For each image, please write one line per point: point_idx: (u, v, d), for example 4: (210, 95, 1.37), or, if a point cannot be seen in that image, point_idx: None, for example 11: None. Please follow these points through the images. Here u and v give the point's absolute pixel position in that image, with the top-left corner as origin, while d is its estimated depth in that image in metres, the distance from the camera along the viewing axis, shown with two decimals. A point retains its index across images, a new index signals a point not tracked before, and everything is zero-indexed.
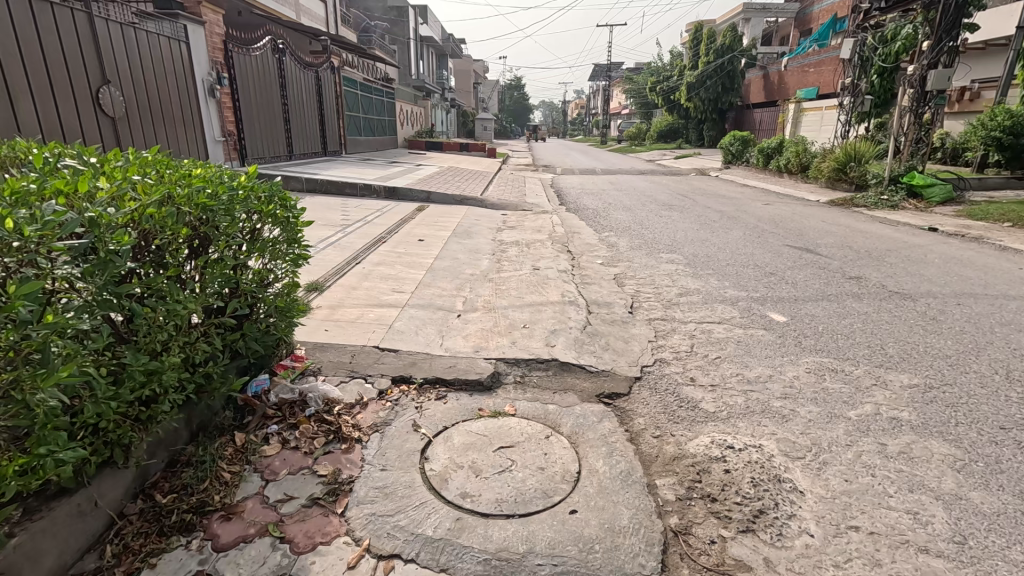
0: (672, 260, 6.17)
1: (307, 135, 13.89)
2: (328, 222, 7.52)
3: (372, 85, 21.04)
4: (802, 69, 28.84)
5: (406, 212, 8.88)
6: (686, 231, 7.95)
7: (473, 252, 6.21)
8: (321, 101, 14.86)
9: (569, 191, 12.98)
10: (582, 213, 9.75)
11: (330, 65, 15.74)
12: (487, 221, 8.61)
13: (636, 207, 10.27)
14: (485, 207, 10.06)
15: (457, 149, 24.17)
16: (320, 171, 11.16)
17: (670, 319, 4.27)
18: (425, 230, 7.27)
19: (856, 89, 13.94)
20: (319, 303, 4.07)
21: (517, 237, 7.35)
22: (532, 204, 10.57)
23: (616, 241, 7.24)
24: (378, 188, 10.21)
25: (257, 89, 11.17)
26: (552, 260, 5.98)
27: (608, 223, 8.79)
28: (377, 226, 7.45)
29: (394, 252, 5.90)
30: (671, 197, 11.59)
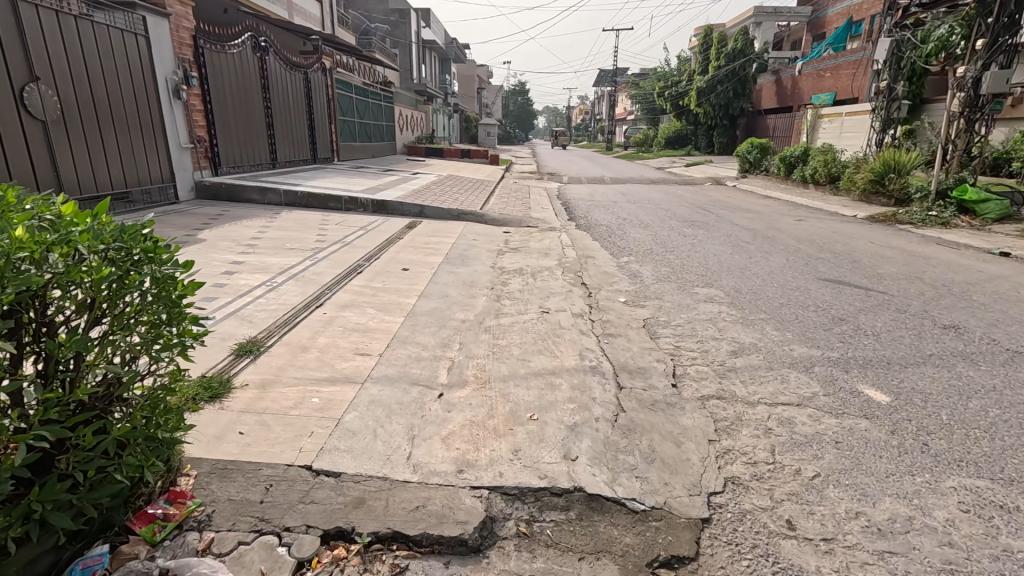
0: (711, 297, 5.03)
1: (294, 142, 12.83)
2: (301, 243, 6.42)
3: (370, 89, 20.05)
4: (817, 73, 27.80)
5: (394, 230, 7.77)
6: (718, 255, 6.82)
7: (467, 287, 5.09)
8: (311, 105, 13.82)
9: (577, 203, 11.89)
10: (595, 231, 8.65)
11: (321, 66, 14.72)
12: (486, 241, 7.49)
13: (655, 223, 9.16)
14: (485, 223, 8.97)
15: (458, 156, 23.12)
16: (304, 182, 10.08)
17: (729, 398, 3.14)
18: (413, 255, 6.15)
19: (891, 93, 12.83)
20: (244, 377, 2.93)
21: (522, 264, 6.23)
22: (537, 219, 9.48)
23: (638, 269, 6.11)
24: (364, 201, 9.11)
25: (234, 90, 10.12)
26: (565, 299, 4.84)
27: (625, 244, 7.68)
28: (357, 249, 6.34)
29: (371, 288, 4.77)
30: (691, 212, 10.49)
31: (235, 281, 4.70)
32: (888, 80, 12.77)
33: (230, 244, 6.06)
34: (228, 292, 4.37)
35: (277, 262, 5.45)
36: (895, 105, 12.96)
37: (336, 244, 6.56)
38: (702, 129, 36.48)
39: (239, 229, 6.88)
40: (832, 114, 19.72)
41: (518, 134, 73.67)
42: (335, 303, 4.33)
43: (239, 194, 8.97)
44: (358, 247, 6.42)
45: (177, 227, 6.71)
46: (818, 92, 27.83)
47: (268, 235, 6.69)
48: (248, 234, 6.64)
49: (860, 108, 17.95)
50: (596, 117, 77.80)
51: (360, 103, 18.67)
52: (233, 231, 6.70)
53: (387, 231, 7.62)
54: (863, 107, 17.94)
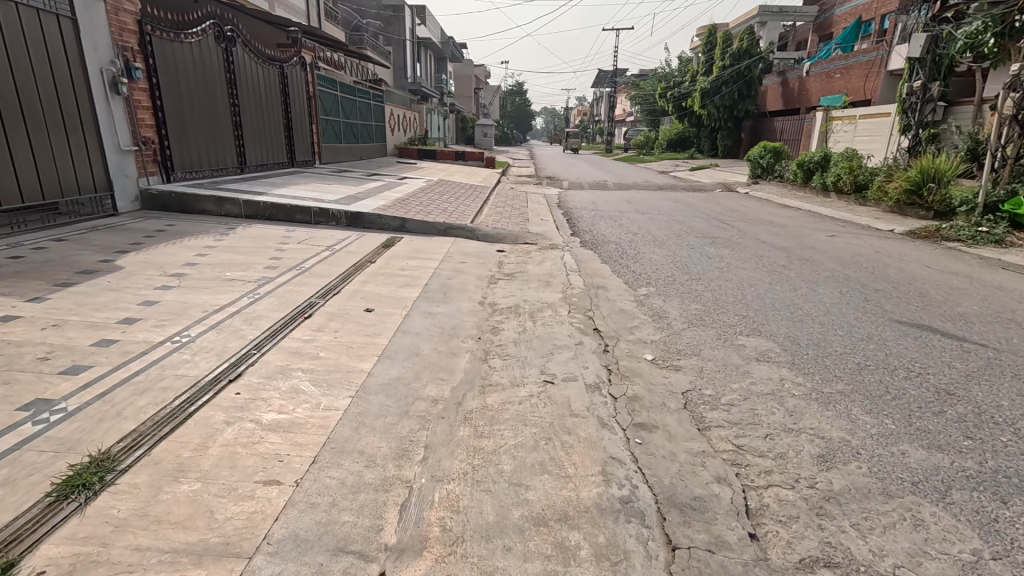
0: (763, 355, 3.85)
1: (268, 144, 11.63)
2: (248, 270, 5.22)
3: (358, 87, 18.84)
4: (827, 74, 26.80)
5: (368, 250, 6.58)
6: (755, 285, 5.67)
7: (447, 339, 3.89)
8: (288, 103, 12.61)
9: (581, 214, 10.74)
10: (603, 250, 7.49)
11: (301, 61, 13.50)
12: (476, 265, 6.32)
13: (671, 240, 8.01)
14: (476, 239, 7.81)
15: (453, 158, 21.89)
16: (271, 189, 8.88)
17: (845, 567, 1.96)
18: (384, 288, 4.97)
19: (925, 94, 11.77)
20: (46, 556, 1.73)
21: (519, 300, 5.04)
22: (536, 234, 8.32)
23: (662, 307, 4.94)
24: (337, 213, 7.91)
25: (192, 85, 8.92)
26: (574, 359, 3.66)
27: (640, 267, 6.53)
28: (317, 278, 5.15)
29: (317, 343, 3.59)
30: (709, 225, 9.34)
31: (132, 334, 3.49)
32: (922, 78, 11.70)
33: (155, 272, 4.86)
34: (112, 356, 3.17)
35: (205, 301, 4.25)
36: (928, 107, 11.93)
37: (292, 270, 5.37)
38: (705, 131, 35.38)
39: (176, 250, 5.68)
40: (846, 116, 18.63)
41: (516, 135, 72.49)
42: (260, 372, 3.13)
43: (193, 205, 7.78)
44: (318, 275, 5.24)
45: (98, 248, 5.50)
46: (827, 94, 26.81)
47: (211, 258, 5.50)
48: (184, 257, 5.45)
49: (878, 109, 16.84)
50: (595, 118, 76.65)
51: (347, 102, 17.42)
52: (167, 254, 5.51)
53: (359, 251, 6.45)
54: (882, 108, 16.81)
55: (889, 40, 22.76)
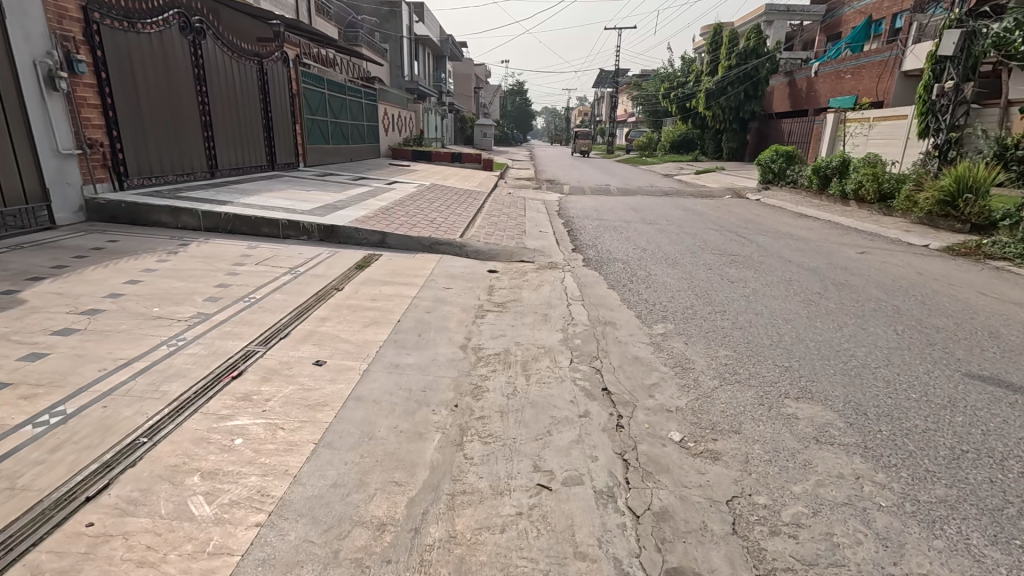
0: (823, 434, 2.96)
1: (243, 146, 10.72)
2: (183, 302, 4.32)
3: (348, 85, 17.92)
4: (837, 75, 25.92)
5: (338, 272, 5.69)
6: (793, 321, 4.77)
7: (412, 410, 3.00)
8: (268, 102, 11.69)
9: (584, 224, 9.85)
10: (610, 270, 6.59)
11: (283, 56, 12.57)
12: (463, 291, 5.42)
13: (685, 259, 7.11)
14: (466, 256, 6.92)
15: (448, 160, 20.95)
16: (239, 198, 7.98)
17: None
18: (345, 329, 4.07)
19: (958, 95, 10.86)
20: None
21: (509, 343, 4.14)
22: (534, 250, 7.42)
23: (683, 353, 4.05)
24: (309, 226, 7.01)
25: (153, 82, 8.02)
26: (578, 443, 2.77)
27: (654, 293, 5.63)
28: (265, 313, 4.26)
29: (235, 425, 2.70)
30: (725, 240, 8.44)
31: None
32: (955, 78, 10.79)
33: (63, 308, 3.97)
34: None
35: (109, 352, 3.35)
36: (959, 110, 11.02)
37: (238, 302, 4.48)
38: (710, 133, 34.44)
39: (104, 276, 4.78)
40: (858, 118, 17.76)
41: (516, 136, 71.47)
42: (139, 480, 2.24)
43: (145, 216, 6.89)
44: (269, 309, 4.35)
45: (9, 274, 4.61)
46: (838, 95, 25.94)
47: (142, 286, 4.61)
48: (110, 285, 4.55)
49: (895, 110, 15.96)
50: (596, 119, 75.67)
51: (336, 100, 16.48)
52: (91, 281, 4.61)
53: (328, 274, 5.57)
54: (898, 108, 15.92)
55: (904, 39, 21.92)
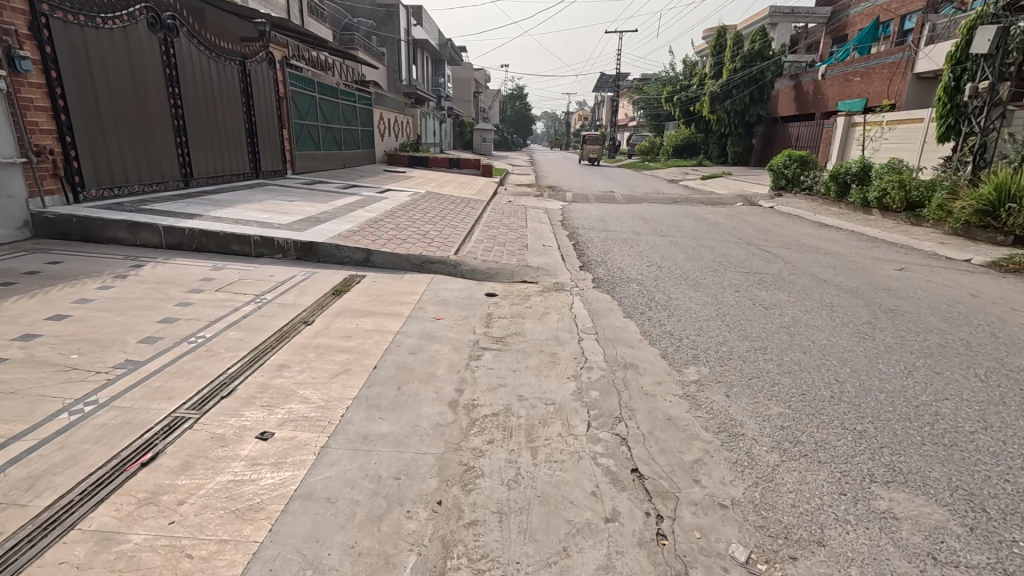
0: (940, 548, 2.17)
1: (222, 153, 9.96)
2: (109, 347, 3.52)
3: (342, 88, 17.19)
4: (847, 78, 25.30)
5: (311, 299, 4.91)
6: (851, 362, 3.98)
7: (378, 515, 2.20)
8: (251, 105, 10.93)
9: (591, 237, 9.09)
10: (625, 292, 5.82)
11: (270, 57, 11.83)
12: (456, 324, 4.63)
13: (707, 279, 6.33)
14: (461, 277, 6.15)
15: (446, 166, 20.22)
16: (210, 210, 7.20)
17: None
18: (306, 382, 3.28)
19: (993, 96, 10.13)
20: None
21: (510, 398, 3.35)
22: (537, 268, 6.65)
23: (726, 411, 3.25)
24: (285, 242, 6.23)
25: (116, 82, 7.28)
26: (607, 572, 1.99)
27: (679, 323, 4.85)
28: (211, 360, 3.46)
29: (123, 551, 1.90)
30: (748, 255, 7.68)
31: None
32: (990, 78, 10.09)
33: None
34: None
35: None
36: (994, 112, 10.29)
37: (181, 344, 3.68)
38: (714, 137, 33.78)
39: (26, 310, 4.00)
40: (869, 121, 17.09)
41: (515, 140, 70.92)
42: None
43: (99, 232, 6.10)
44: (218, 354, 3.56)
45: None
46: (847, 98, 25.31)
47: (68, 323, 3.82)
48: (27, 323, 3.76)
49: (909, 113, 15.28)
50: (596, 123, 75.08)
51: (328, 104, 15.72)
52: (6, 318, 3.82)
53: (300, 302, 4.80)
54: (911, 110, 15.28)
55: (917, 40, 21.40)
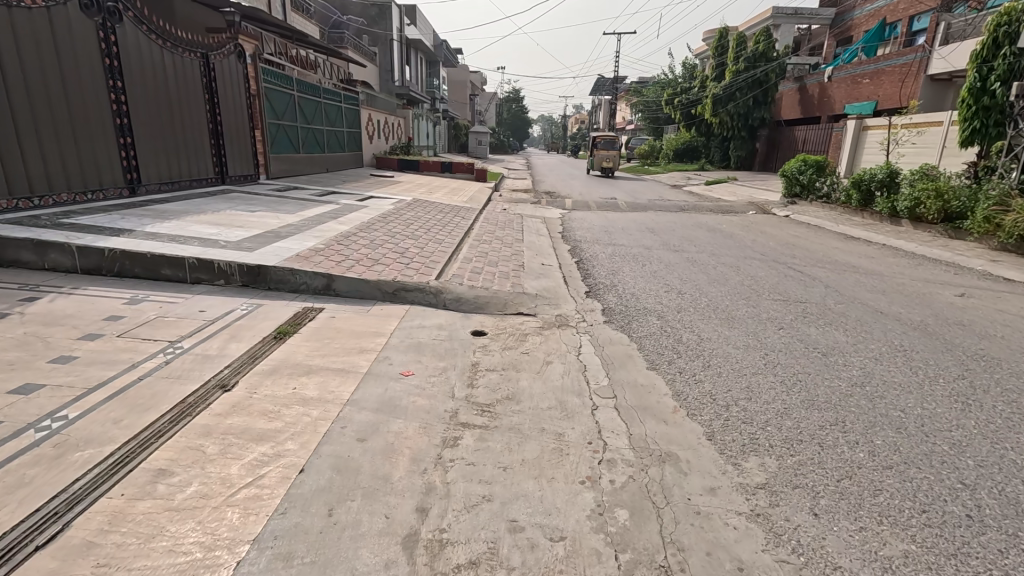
0: None
1: (177, 156, 8.84)
2: None
3: (326, 87, 16.09)
4: (855, 80, 24.45)
5: (244, 346, 3.79)
6: (970, 448, 2.89)
7: None
8: (215, 102, 9.80)
9: (597, 252, 8.03)
10: (645, 328, 4.74)
11: (240, 50, 10.70)
12: (429, 384, 3.51)
13: (742, 310, 5.26)
14: (443, 309, 5.05)
15: (439, 170, 19.14)
16: (147, 224, 6.07)
17: None
18: (186, 508, 2.16)
19: None
20: None
21: (495, 527, 2.23)
22: (537, 295, 5.57)
23: (823, 552, 2.15)
24: (227, 265, 5.09)
25: (37, 74, 6.20)
26: None
27: (721, 377, 3.77)
28: (53, 466, 2.34)
29: None
30: (780, 276, 6.65)
31: None
32: None
33: None
34: None
35: None
36: None
37: (23, 432, 2.56)
38: (716, 141, 32.85)
39: None
40: (881, 125, 16.07)
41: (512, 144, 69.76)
42: None
43: None
44: (70, 452, 2.44)
45: None
46: (856, 101, 24.44)
47: None
48: None
49: (912, 118, 14.09)
50: (595, 127, 74.00)
51: (310, 102, 14.57)
52: None
53: (227, 351, 3.68)
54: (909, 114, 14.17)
55: (930, 39, 20.41)
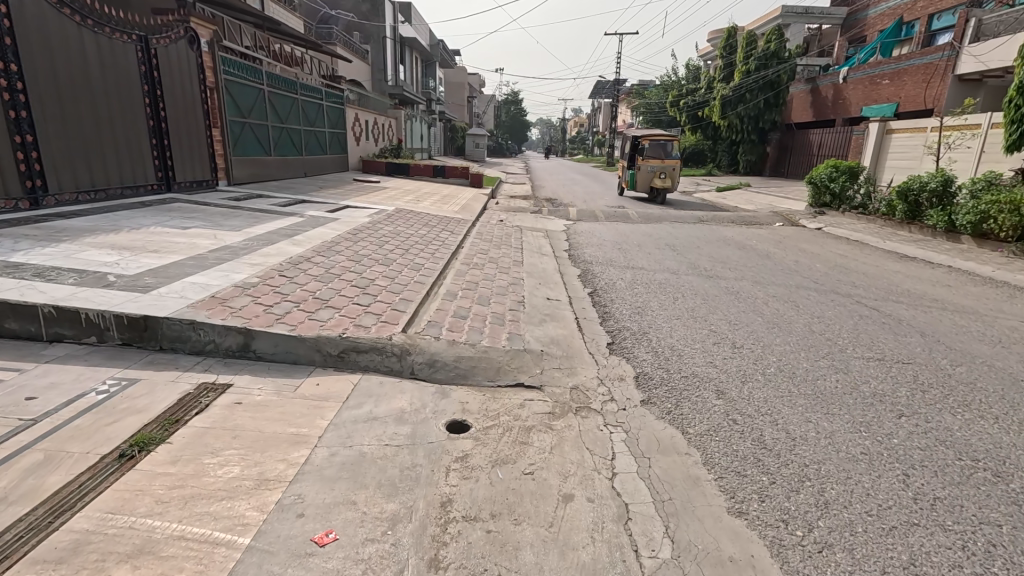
0: None
1: (105, 160, 7.35)
2: None
3: (306, 83, 14.55)
4: (874, 80, 23.04)
5: (57, 479, 2.26)
6: None
7: None
8: (158, 96, 8.28)
9: (616, 280, 6.52)
10: (705, 417, 3.23)
11: (195, 36, 9.19)
12: (359, 568, 1.98)
13: (831, 381, 3.75)
14: (408, 384, 3.50)
15: (430, 173, 17.27)
16: (17, 251, 4.50)
17: None
18: None
19: None
20: None
21: None
22: (544, 355, 4.03)
23: None
24: (99, 317, 3.54)
25: None
26: None
27: (860, 535, 2.25)
28: None
29: None
30: (855, 319, 5.16)
31: None
32: None
33: None
34: None
35: None
36: None
37: None
38: (723, 144, 31.48)
39: None
40: (915, 128, 14.34)
41: (510, 145, 68.58)
42: None
43: None
44: None
45: None
46: (875, 103, 23.03)
47: None
48: None
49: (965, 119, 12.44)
50: (595, 130, 72.27)
51: (284, 99, 13.03)
52: None
53: (20, 493, 2.16)
54: (964, 112, 12.48)
55: (959, 36, 18.97)
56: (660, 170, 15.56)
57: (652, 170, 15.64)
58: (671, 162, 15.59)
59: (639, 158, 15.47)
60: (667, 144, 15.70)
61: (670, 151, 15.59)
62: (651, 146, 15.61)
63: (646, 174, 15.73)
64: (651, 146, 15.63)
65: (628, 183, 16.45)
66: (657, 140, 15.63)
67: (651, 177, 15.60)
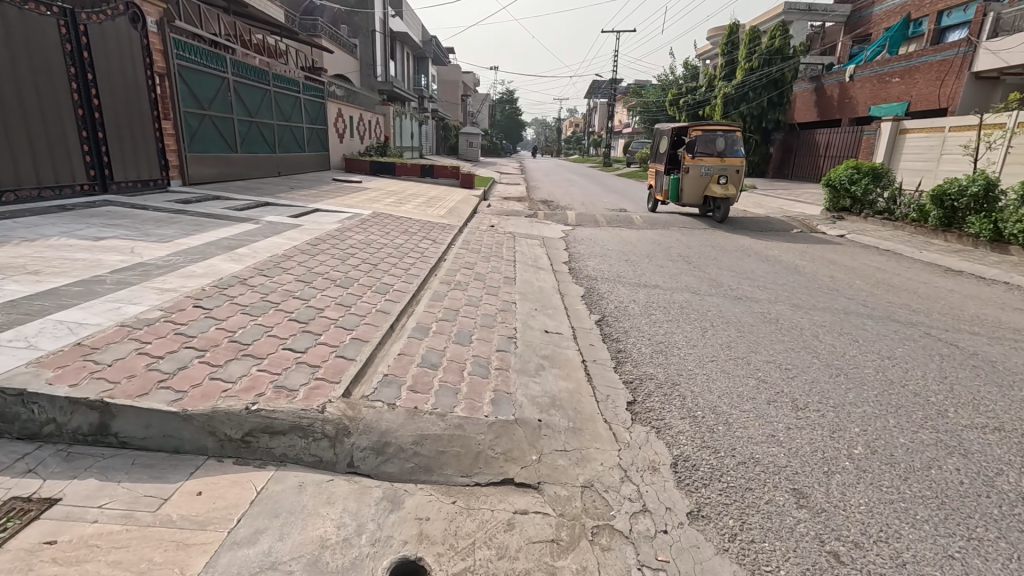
0: None
1: (13, 153, 6.19)
2: None
3: (281, 75, 13.30)
4: (883, 78, 22.04)
5: None
6: None
7: None
8: (90, 81, 7.07)
9: (627, 303, 5.36)
10: (792, 552, 2.08)
11: (142, 16, 7.99)
12: None
13: (956, 476, 2.61)
14: (339, 489, 2.34)
15: (418, 174, 16.22)
16: None
17: None
18: None
19: None
20: None
21: None
22: (544, 432, 2.85)
23: None
24: None
25: None
26: None
27: None
28: None
29: None
30: (937, 363, 4.04)
31: None
32: None
33: None
34: None
35: None
36: None
37: None
38: None
39: None
40: (930, 127, 13.30)
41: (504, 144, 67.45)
42: None
43: None
44: None
45: None
46: (883, 102, 22.06)
47: None
48: None
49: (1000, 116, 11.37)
50: (591, 130, 71.21)
51: (252, 91, 11.78)
52: None
53: None
54: (1006, 109, 11.42)
55: (976, 30, 17.92)
56: (717, 172, 11.67)
57: (707, 172, 11.72)
58: (730, 160, 11.70)
59: (687, 156, 11.62)
60: (723, 137, 11.77)
61: (727, 146, 11.71)
62: (703, 140, 11.65)
63: (697, 178, 11.84)
64: (702, 139, 11.67)
65: (668, 192, 12.55)
66: (710, 131, 11.69)
67: (704, 183, 11.73)
